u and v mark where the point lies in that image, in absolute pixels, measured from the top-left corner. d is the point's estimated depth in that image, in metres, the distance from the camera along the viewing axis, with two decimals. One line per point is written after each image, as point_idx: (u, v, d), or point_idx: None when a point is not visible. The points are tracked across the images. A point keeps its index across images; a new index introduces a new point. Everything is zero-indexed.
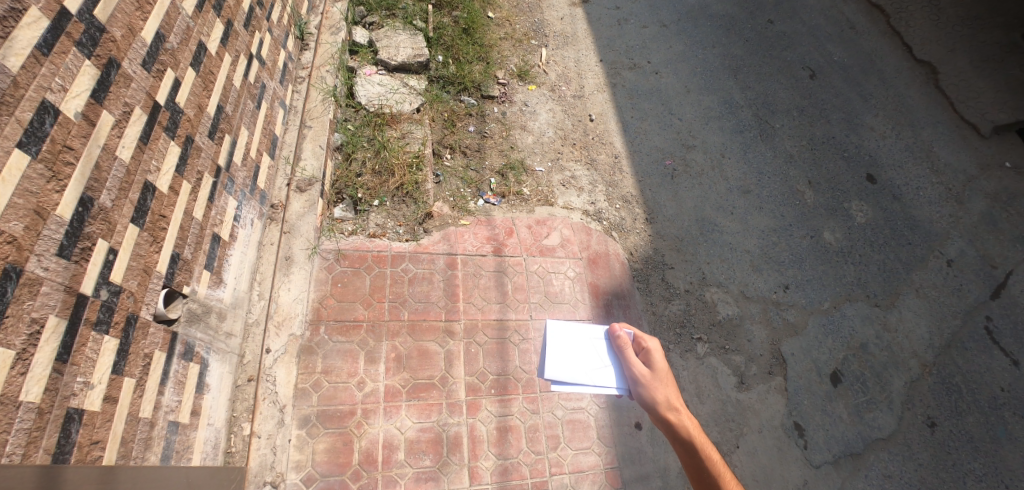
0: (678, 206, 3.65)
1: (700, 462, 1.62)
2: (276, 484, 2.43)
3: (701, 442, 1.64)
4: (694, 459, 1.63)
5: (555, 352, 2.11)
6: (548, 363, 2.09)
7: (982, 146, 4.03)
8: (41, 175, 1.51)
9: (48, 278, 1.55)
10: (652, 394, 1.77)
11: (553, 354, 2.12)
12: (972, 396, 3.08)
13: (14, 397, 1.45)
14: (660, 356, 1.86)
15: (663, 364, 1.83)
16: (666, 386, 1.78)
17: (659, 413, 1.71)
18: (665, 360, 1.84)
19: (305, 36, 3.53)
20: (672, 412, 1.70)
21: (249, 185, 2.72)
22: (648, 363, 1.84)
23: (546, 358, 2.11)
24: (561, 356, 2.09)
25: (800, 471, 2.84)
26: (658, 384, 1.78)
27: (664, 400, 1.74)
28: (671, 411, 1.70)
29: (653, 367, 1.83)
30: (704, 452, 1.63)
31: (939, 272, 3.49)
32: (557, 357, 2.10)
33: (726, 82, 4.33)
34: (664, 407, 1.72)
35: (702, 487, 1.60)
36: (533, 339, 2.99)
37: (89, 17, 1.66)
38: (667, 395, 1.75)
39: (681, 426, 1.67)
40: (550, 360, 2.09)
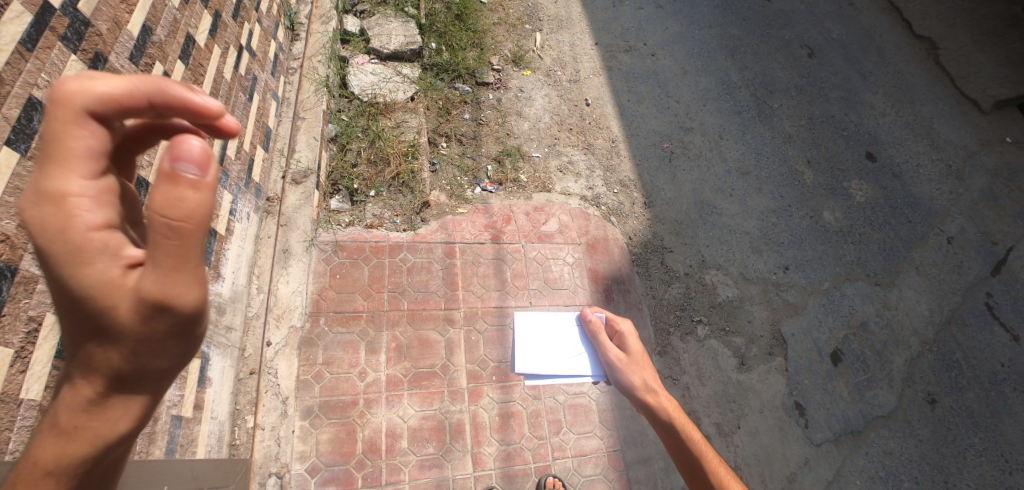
0: (677, 189, 3.63)
1: (681, 443, 1.56)
2: (281, 475, 2.45)
3: (680, 422, 1.60)
4: (675, 441, 1.57)
5: (531, 343, 2.38)
6: (524, 353, 2.37)
7: (982, 122, 3.99)
8: (32, 172, 1.50)
9: (43, 276, 1.54)
10: (628, 377, 1.79)
11: (529, 345, 2.39)
12: (973, 372, 3.09)
13: (14, 394, 1.45)
14: (635, 340, 1.90)
15: (638, 347, 1.87)
16: (641, 368, 1.80)
17: (637, 396, 1.72)
18: (639, 342, 1.89)
19: (295, 26, 3.50)
20: (650, 393, 1.70)
21: (244, 179, 2.71)
22: (623, 347, 1.89)
23: (523, 349, 2.38)
24: (536, 346, 2.36)
25: (801, 450, 2.85)
26: (634, 366, 1.80)
27: (640, 381, 1.75)
28: (648, 392, 1.71)
29: (628, 350, 1.87)
30: (684, 433, 1.58)
31: (939, 249, 3.48)
32: (533, 348, 2.37)
33: (724, 62, 4.29)
34: (640, 388, 1.73)
35: (685, 468, 1.53)
36: None
37: (74, 11, 1.64)
38: (644, 376, 1.77)
39: (659, 407, 1.65)
40: (526, 351, 2.36)
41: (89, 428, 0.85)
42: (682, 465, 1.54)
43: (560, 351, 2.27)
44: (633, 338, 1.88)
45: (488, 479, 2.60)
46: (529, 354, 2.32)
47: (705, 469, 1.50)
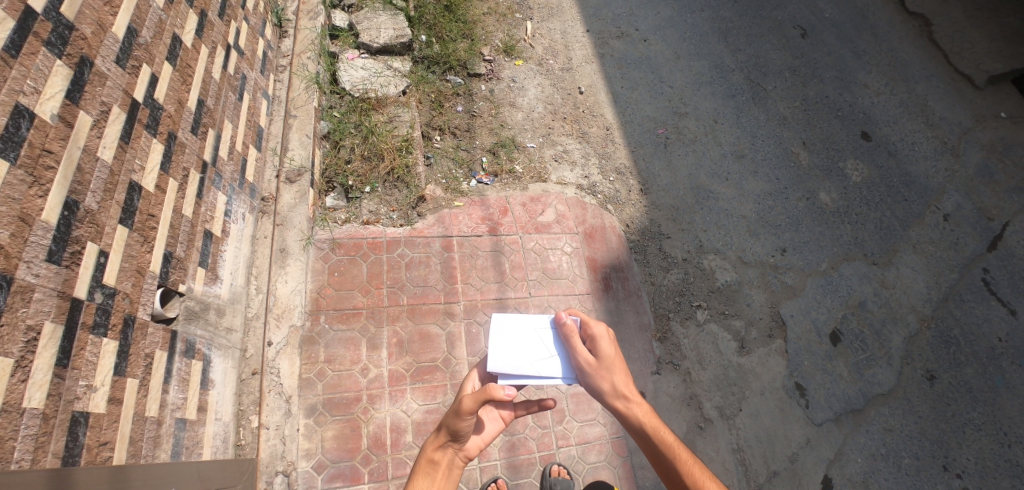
0: (672, 175, 3.63)
1: (653, 447, 1.58)
2: (288, 474, 2.46)
3: (651, 427, 1.60)
4: (648, 445, 1.60)
5: (502, 335, 1.89)
6: (495, 348, 1.87)
7: (977, 98, 3.98)
8: (23, 181, 1.49)
9: (39, 285, 1.53)
10: (598, 383, 1.67)
11: (503, 338, 1.88)
12: (971, 347, 3.11)
13: (16, 404, 1.44)
14: (609, 342, 1.71)
15: (611, 351, 1.69)
16: (614, 373, 1.67)
17: (607, 400, 1.66)
18: (614, 346, 1.70)
19: (283, 23, 3.47)
20: (620, 399, 1.64)
21: (238, 179, 2.70)
22: (595, 351, 1.70)
23: (493, 340, 1.87)
24: (510, 336, 1.88)
25: (802, 430, 2.87)
26: (603, 372, 1.67)
27: (610, 389, 1.65)
28: (619, 398, 1.64)
29: (599, 354, 1.70)
30: (657, 438, 1.59)
31: (936, 227, 3.49)
32: (507, 343, 1.86)
33: (717, 46, 4.26)
34: (610, 395, 1.65)
35: (660, 469, 1.59)
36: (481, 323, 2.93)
37: (57, 15, 1.62)
38: (614, 382, 1.65)
39: (630, 414, 1.62)
40: (498, 343, 1.87)
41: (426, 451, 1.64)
42: (656, 465, 1.59)
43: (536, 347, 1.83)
44: (605, 342, 1.69)
45: (494, 469, 2.62)
46: (501, 346, 1.86)
47: (679, 472, 1.53)
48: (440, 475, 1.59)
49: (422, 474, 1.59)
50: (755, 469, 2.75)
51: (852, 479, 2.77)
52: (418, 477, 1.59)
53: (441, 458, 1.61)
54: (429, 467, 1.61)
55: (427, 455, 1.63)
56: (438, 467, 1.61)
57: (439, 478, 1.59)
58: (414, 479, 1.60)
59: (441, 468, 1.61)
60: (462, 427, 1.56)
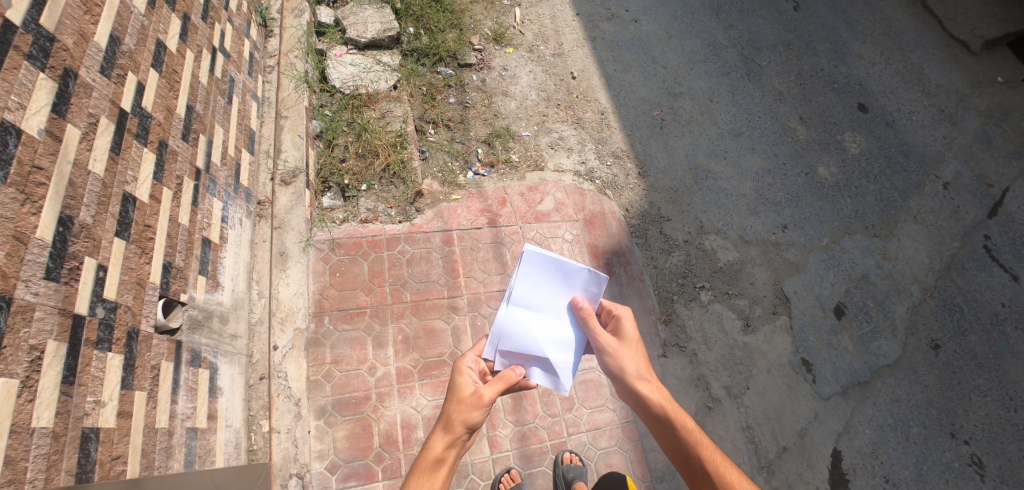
0: (670, 157, 3.60)
1: (675, 432, 1.52)
2: (302, 476, 2.47)
3: (673, 413, 1.54)
4: (670, 431, 1.53)
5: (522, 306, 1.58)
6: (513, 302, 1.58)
7: (973, 63, 3.95)
8: (14, 199, 1.46)
9: (40, 303, 1.51)
10: (620, 364, 1.62)
11: (530, 280, 1.60)
12: (974, 314, 3.12)
13: (26, 424, 1.43)
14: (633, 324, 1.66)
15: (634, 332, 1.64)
16: (634, 355, 1.63)
17: (628, 382, 1.61)
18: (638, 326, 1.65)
19: (268, 22, 3.41)
20: (642, 382, 1.60)
21: (232, 184, 2.67)
22: (618, 331, 1.64)
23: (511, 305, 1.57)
24: (540, 285, 1.61)
25: (810, 405, 2.88)
26: (626, 353, 1.62)
27: (633, 370, 1.61)
28: (642, 381, 1.60)
29: (622, 335, 1.64)
30: (679, 422, 1.53)
31: (936, 196, 3.48)
32: (532, 297, 1.60)
33: (709, 23, 4.21)
34: (632, 377, 1.60)
35: (679, 455, 1.51)
36: (488, 315, 2.93)
37: (37, 27, 1.58)
38: (637, 364, 1.62)
39: (652, 399, 1.57)
40: (522, 282, 1.59)
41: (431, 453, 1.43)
42: (676, 451, 1.52)
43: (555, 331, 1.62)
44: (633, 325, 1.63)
45: (507, 460, 2.63)
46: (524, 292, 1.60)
47: (700, 456, 1.48)
48: (445, 475, 1.43)
49: (424, 475, 1.40)
50: (765, 446, 2.76)
51: (862, 451, 2.78)
52: (422, 477, 1.40)
53: (449, 457, 1.44)
54: (433, 467, 1.42)
55: (431, 454, 1.43)
56: (443, 466, 1.43)
57: (444, 479, 1.43)
58: (415, 481, 1.40)
59: (444, 468, 1.44)
60: (479, 418, 1.49)
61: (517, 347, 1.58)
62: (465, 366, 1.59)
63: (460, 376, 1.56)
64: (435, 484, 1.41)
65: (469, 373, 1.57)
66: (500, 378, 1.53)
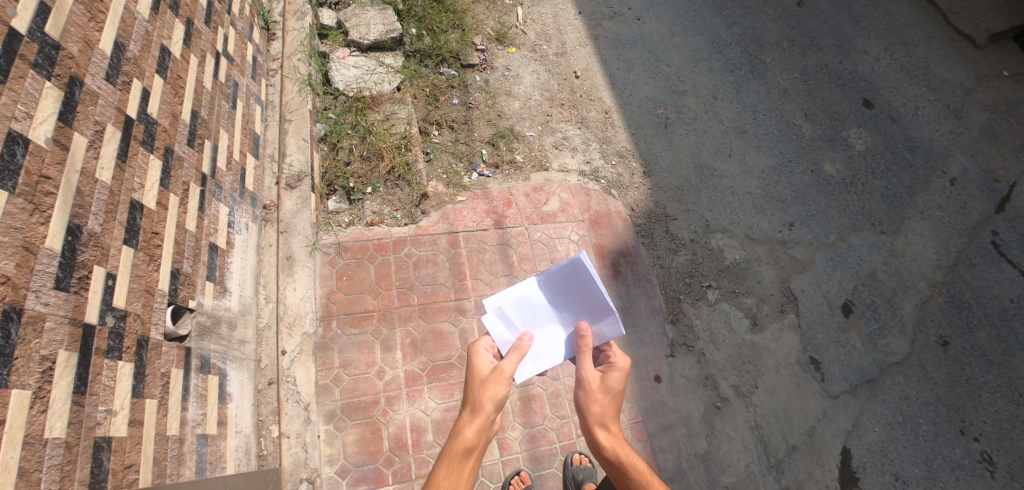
0: (674, 155, 3.60)
1: (626, 478, 1.55)
2: (312, 480, 2.47)
3: (625, 458, 1.57)
4: (618, 477, 1.57)
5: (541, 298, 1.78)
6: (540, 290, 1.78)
7: (978, 57, 3.93)
8: (23, 209, 1.45)
9: (50, 314, 1.51)
10: (589, 404, 1.64)
11: (563, 283, 1.73)
12: (983, 310, 3.11)
13: (39, 435, 1.42)
14: (620, 375, 1.67)
15: (618, 384, 1.66)
16: (607, 401, 1.64)
17: (589, 425, 1.64)
18: (624, 381, 1.66)
19: (271, 25, 3.40)
20: (601, 428, 1.62)
21: (238, 189, 2.67)
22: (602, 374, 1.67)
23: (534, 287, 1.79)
24: (567, 295, 1.75)
25: (819, 403, 2.88)
26: (596, 396, 1.63)
27: (599, 413, 1.63)
28: (601, 427, 1.62)
29: (604, 378, 1.67)
30: (631, 470, 1.55)
31: (943, 192, 3.47)
32: (557, 298, 1.77)
33: (712, 20, 4.20)
34: (596, 420, 1.62)
35: None
36: None
37: (42, 35, 1.57)
38: (603, 409, 1.63)
39: (607, 444, 1.59)
40: (554, 276, 1.74)
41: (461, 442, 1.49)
42: None
43: (552, 331, 1.77)
44: (620, 374, 1.66)
45: (516, 462, 2.63)
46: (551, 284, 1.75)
47: None
48: (475, 460, 1.50)
49: (455, 462, 1.47)
50: (774, 445, 2.76)
51: (871, 449, 2.78)
52: (452, 464, 1.47)
53: (478, 443, 1.51)
54: (464, 454, 1.48)
55: (461, 441, 1.49)
56: (473, 453, 1.50)
57: (474, 465, 1.50)
58: (448, 467, 1.46)
59: (474, 456, 1.50)
60: (503, 397, 1.57)
61: (511, 316, 1.78)
62: (480, 350, 1.73)
63: (476, 361, 1.69)
64: (468, 470, 1.47)
65: (483, 355, 1.70)
66: (515, 349, 1.66)
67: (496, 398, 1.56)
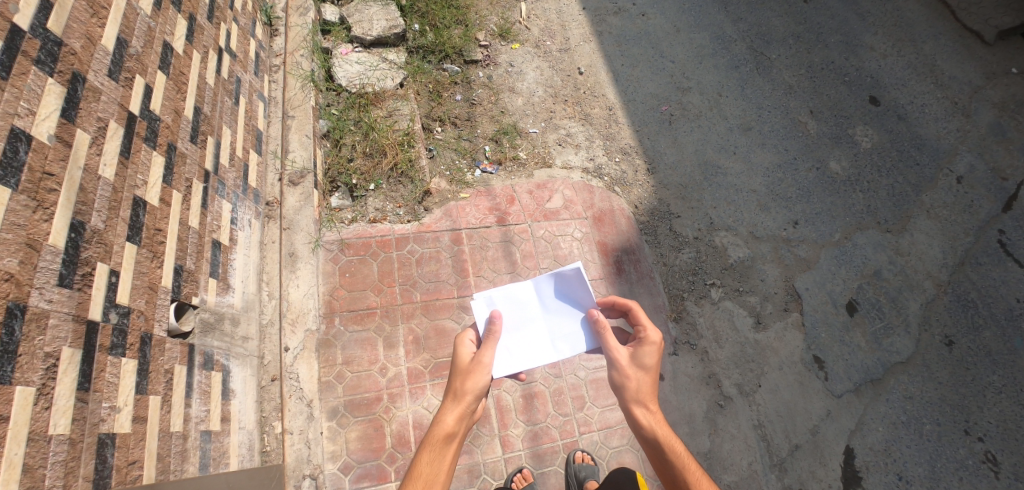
0: (679, 153, 3.58)
1: (665, 455, 1.55)
2: (315, 477, 2.47)
3: (664, 436, 1.57)
4: (658, 453, 1.57)
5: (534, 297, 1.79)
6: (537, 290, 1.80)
7: (986, 54, 3.90)
8: (26, 206, 1.45)
9: (53, 311, 1.51)
10: (625, 382, 1.63)
11: (562, 288, 1.77)
12: (989, 310, 3.09)
13: (43, 432, 1.42)
14: (653, 350, 1.65)
15: (651, 360, 1.64)
16: (643, 377, 1.64)
17: (626, 402, 1.63)
18: (657, 356, 1.64)
19: (273, 21, 3.39)
20: (639, 405, 1.61)
21: (241, 186, 2.67)
22: (633, 351, 1.66)
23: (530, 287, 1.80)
24: (559, 300, 1.79)
25: (822, 402, 2.87)
26: (632, 374, 1.63)
27: (636, 391, 1.62)
28: (639, 404, 1.61)
29: (636, 356, 1.66)
30: (669, 448, 1.55)
31: (949, 191, 3.44)
32: (548, 302, 1.80)
33: (717, 16, 4.17)
34: (633, 396, 1.62)
35: (667, 480, 1.55)
36: None
37: (44, 31, 1.56)
38: (640, 386, 1.62)
39: (646, 420, 1.59)
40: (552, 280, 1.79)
41: (442, 429, 1.51)
42: (663, 472, 1.57)
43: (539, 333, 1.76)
44: (653, 350, 1.64)
45: (519, 459, 2.63)
46: (550, 286, 1.78)
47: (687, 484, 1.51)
48: (456, 447, 1.51)
49: (436, 449, 1.48)
50: (777, 444, 2.76)
51: (875, 448, 2.77)
52: (434, 449, 1.48)
53: (459, 430, 1.53)
54: (445, 441, 1.50)
55: (444, 427, 1.51)
56: (454, 439, 1.52)
57: (456, 451, 1.51)
58: (429, 452, 1.48)
59: (455, 442, 1.52)
60: (484, 386, 1.59)
61: (499, 309, 1.76)
62: (466, 340, 1.72)
63: (460, 350, 1.69)
64: (449, 457, 1.49)
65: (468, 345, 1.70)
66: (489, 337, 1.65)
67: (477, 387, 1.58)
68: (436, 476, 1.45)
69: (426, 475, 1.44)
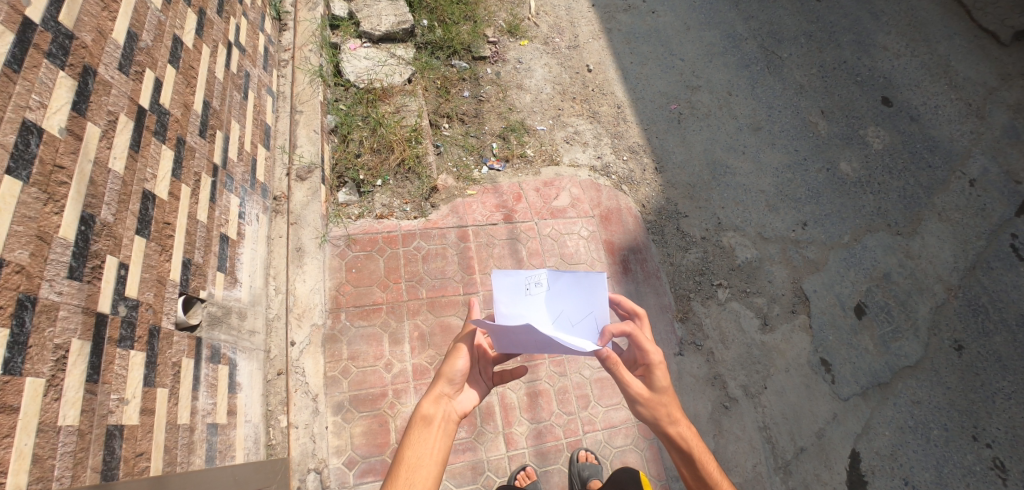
0: (687, 152, 3.55)
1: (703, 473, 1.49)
2: (320, 471, 2.49)
3: (699, 452, 1.51)
4: (695, 471, 1.50)
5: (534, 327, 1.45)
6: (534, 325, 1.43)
7: (1002, 55, 3.84)
8: (37, 198, 1.45)
9: (63, 303, 1.52)
10: (653, 412, 1.53)
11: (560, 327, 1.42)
12: (1000, 315, 3.06)
13: (52, 423, 1.43)
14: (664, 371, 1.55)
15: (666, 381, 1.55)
16: (667, 399, 1.55)
17: (656, 429, 1.53)
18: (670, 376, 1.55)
19: (282, 16, 3.40)
20: (671, 427, 1.52)
21: (249, 180, 2.68)
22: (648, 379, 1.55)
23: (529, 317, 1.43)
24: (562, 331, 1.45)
25: (828, 405, 2.86)
26: (657, 401, 1.52)
27: (665, 416, 1.52)
28: (671, 426, 1.52)
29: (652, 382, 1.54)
30: (705, 464, 1.50)
31: (962, 193, 3.40)
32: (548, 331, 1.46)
33: (728, 13, 4.14)
34: (664, 423, 1.52)
35: None
36: None
37: (56, 24, 1.57)
38: (667, 410, 1.53)
39: (681, 439, 1.51)
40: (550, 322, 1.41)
41: (419, 412, 1.47)
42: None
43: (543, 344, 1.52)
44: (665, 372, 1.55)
45: (522, 457, 2.64)
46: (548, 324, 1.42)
47: None
48: (437, 428, 1.44)
49: (414, 433, 1.43)
50: (783, 446, 2.75)
51: (881, 453, 2.76)
52: (414, 435, 1.43)
53: (436, 411, 1.47)
54: (423, 424, 1.45)
55: (419, 413, 1.47)
56: (434, 422, 1.45)
57: (437, 432, 1.44)
58: (408, 437, 1.43)
59: (436, 425, 1.45)
60: (457, 365, 1.53)
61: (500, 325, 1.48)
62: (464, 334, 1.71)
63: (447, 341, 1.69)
64: (430, 439, 1.42)
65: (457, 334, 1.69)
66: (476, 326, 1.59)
67: (448, 365, 1.54)
68: (422, 461, 1.38)
69: (407, 458, 1.38)
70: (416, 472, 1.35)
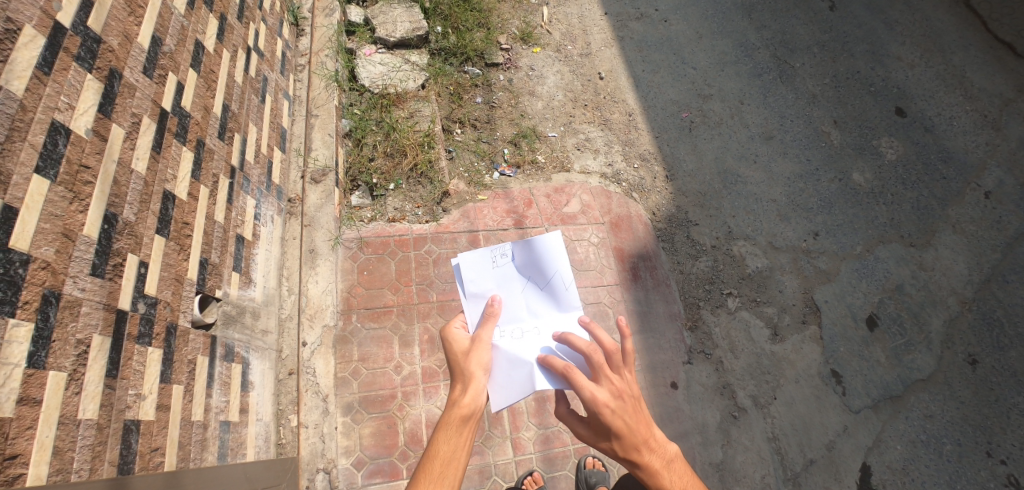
0: (698, 160, 3.56)
1: None
2: (329, 471, 2.51)
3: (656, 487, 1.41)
4: None
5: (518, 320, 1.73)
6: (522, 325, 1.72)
7: (1019, 66, 3.82)
8: (64, 197, 1.49)
9: (86, 299, 1.55)
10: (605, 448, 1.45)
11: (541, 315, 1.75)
12: (1015, 329, 3.02)
13: (73, 416, 1.47)
14: (607, 416, 1.40)
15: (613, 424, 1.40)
16: (617, 442, 1.41)
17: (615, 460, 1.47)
18: (615, 421, 1.39)
19: (299, 21, 3.45)
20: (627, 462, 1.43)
21: (265, 182, 2.72)
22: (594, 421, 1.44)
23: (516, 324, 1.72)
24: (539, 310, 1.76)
25: (839, 417, 2.84)
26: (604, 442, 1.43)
27: (617, 453, 1.43)
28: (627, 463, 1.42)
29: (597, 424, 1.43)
30: None
31: (976, 206, 3.38)
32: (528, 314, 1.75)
33: (740, 23, 4.14)
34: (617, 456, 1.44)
35: None
36: None
37: (85, 29, 1.61)
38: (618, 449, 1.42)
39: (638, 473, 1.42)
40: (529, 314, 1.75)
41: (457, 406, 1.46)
42: None
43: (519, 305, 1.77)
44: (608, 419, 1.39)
45: (530, 462, 2.64)
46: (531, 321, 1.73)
47: None
48: (470, 424, 1.44)
49: (452, 427, 1.42)
50: (792, 458, 2.73)
51: (892, 467, 2.73)
52: (447, 429, 1.42)
53: (470, 406, 1.47)
54: (459, 419, 1.44)
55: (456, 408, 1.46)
56: (470, 419, 1.45)
57: (469, 429, 1.44)
58: (440, 431, 1.41)
59: (471, 422, 1.45)
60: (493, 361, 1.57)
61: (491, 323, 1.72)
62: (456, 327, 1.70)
63: (452, 337, 1.67)
64: (463, 435, 1.42)
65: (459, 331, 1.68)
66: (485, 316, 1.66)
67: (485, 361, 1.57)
68: (455, 455, 1.38)
69: (444, 452, 1.37)
70: (450, 468, 1.35)
